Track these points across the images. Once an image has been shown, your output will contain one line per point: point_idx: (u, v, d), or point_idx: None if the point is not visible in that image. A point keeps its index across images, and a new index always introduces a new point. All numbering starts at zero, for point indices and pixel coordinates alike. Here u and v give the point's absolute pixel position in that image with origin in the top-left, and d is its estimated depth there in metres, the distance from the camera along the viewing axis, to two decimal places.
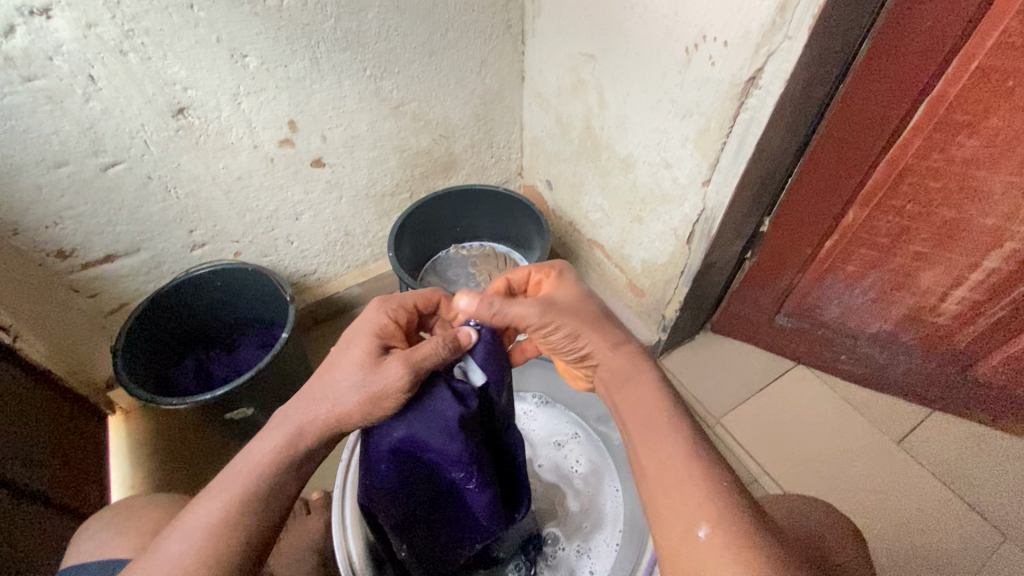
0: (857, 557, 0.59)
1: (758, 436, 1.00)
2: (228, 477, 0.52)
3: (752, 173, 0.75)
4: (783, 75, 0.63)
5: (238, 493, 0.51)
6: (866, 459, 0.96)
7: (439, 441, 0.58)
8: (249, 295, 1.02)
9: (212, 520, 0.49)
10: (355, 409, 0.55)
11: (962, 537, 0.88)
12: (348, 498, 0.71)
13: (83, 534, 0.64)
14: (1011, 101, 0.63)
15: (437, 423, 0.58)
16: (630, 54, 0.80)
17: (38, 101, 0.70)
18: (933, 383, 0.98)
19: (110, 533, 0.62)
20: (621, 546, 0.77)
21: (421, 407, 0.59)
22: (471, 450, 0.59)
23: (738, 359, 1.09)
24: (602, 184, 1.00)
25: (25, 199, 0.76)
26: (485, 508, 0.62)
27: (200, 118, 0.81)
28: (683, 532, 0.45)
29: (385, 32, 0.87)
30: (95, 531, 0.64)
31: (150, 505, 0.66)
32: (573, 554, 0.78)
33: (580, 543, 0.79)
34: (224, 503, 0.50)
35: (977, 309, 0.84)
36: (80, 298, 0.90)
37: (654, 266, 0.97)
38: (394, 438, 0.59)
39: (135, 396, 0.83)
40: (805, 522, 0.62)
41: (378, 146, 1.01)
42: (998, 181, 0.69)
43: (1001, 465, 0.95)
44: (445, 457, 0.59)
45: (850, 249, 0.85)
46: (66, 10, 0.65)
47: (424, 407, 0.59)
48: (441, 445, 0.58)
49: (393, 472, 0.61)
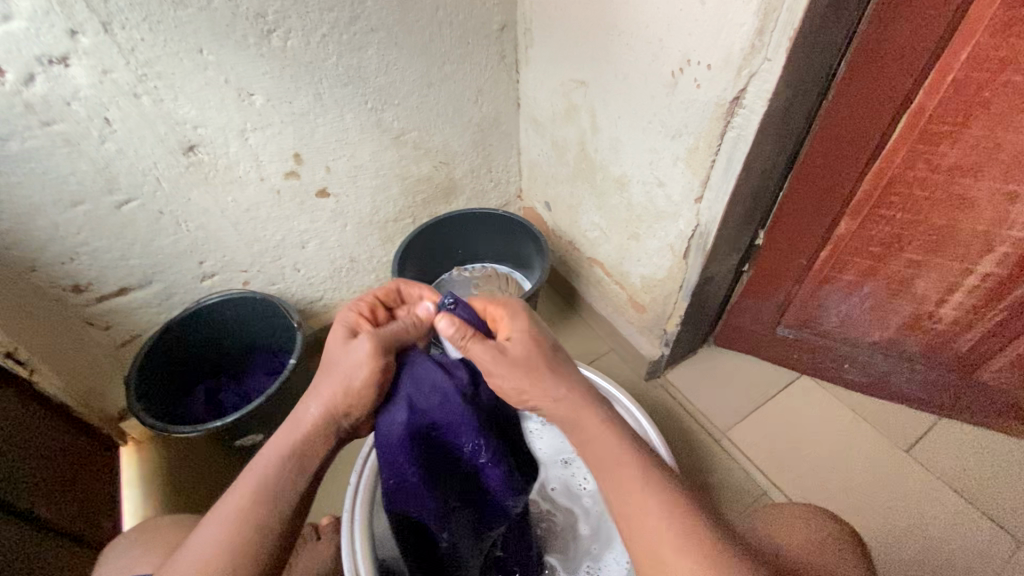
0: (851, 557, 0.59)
1: (766, 449, 0.99)
2: (237, 494, 0.49)
3: (742, 188, 0.77)
4: (765, 94, 0.65)
5: (247, 510, 0.48)
6: (876, 468, 0.96)
7: (447, 412, 0.61)
8: (258, 323, 1.04)
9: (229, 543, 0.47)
10: (325, 403, 0.55)
11: (978, 546, 0.87)
12: (357, 519, 0.73)
13: (102, 556, 0.66)
14: (987, 111, 0.65)
15: (443, 395, 0.60)
16: (619, 80, 0.83)
17: (56, 144, 0.73)
18: (939, 389, 0.97)
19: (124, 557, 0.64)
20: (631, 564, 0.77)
21: (422, 386, 0.60)
22: (480, 420, 0.62)
23: (742, 371, 1.09)
24: (599, 203, 1.02)
25: (43, 237, 0.79)
26: (500, 473, 0.66)
27: (210, 155, 0.85)
28: (644, 537, 0.46)
29: (385, 68, 0.91)
30: (116, 552, 0.65)
31: (162, 525, 0.68)
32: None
33: (589, 563, 0.80)
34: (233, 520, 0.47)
35: (975, 314, 0.85)
36: (94, 330, 0.93)
37: (653, 281, 0.98)
38: (405, 422, 0.59)
39: (147, 425, 0.85)
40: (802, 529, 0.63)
41: (380, 175, 1.04)
42: (983, 188, 0.71)
43: (1013, 471, 0.94)
44: (457, 430, 0.62)
45: (845, 258, 0.87)
46: (83, 58, 0.69)
47: (422, 381, 0.60)
48: (452, 416, 0.61)
49: (411, 457, 0.60)
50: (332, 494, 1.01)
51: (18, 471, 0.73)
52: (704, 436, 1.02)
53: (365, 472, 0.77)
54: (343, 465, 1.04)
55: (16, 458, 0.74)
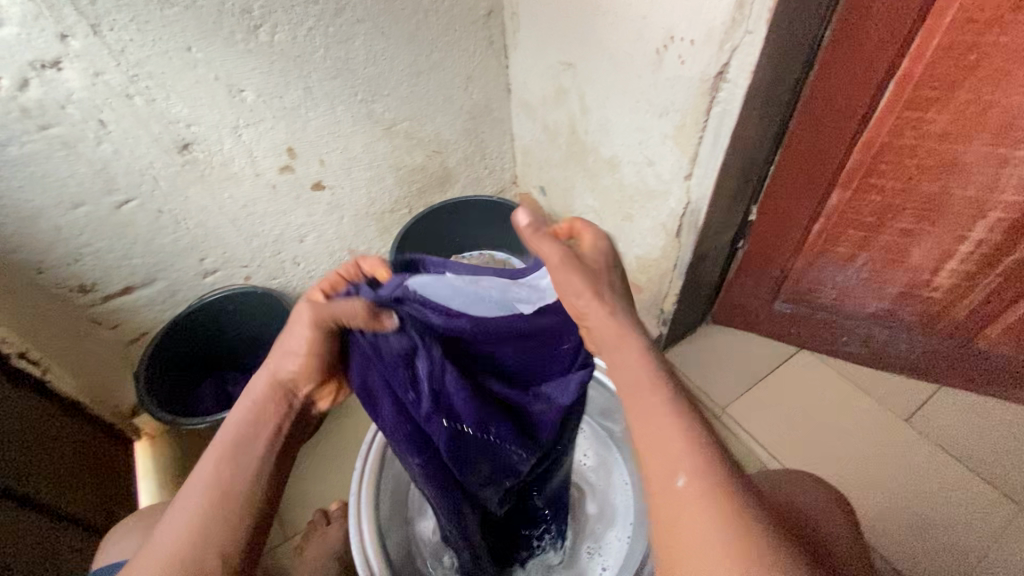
0: (838, 517, 0.62)
1: (766, 424, 1.00)
2: (191, 486, 0.49)
3: (731, 163, 0.77)
4: (749, 67, 0.65)
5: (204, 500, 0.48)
6: (875, 438, 0.97)
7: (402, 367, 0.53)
8: (261, 317, 1.06)
9: (205, 533, 0.47)
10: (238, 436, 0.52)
11: (976, 509, 0.88)
12: (365, 515, 0.75)
13: (112, 540, 0.68)
14: (974, 75, 0.65)
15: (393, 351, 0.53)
16: (605, 60, 0.83)
17: (54, 147, 0.75)
18: (937, 358, 0.98)
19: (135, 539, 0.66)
20: (631, 540, 0.79)
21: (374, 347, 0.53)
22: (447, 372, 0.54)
23: (742, 347, 1.10)
24: (592, 185, 1.02)
25: (47, 240, 0.81)
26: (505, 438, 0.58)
27: (205, 152, 0.86)
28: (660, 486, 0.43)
29: (373, 58, 0.92)
30: (125, 535, 0.67)
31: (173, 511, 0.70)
32: (584, 556, 0.81)
33: (590, 543, 0.81)
34: (191, 514, 0.48)
35: (971, 281, 0.85)
36: (102, 329, 0.95)
37: (648, 261, 0.99)
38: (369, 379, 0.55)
39: (158, 419, 0.88)
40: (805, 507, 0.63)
41: (374, 167, 1.05)
42: (973, 152, 0.71)
43: (1013, 436, 0.94)
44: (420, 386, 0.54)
45: (838, 231, 0.87)
46: (74, 61, 0.70)
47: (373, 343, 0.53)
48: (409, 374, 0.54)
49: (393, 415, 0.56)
50: (341, 481, 1.03)
51: (38, 469, 0.76)
52: (704, 413, 1.04)
53: (367, 466, 0.78)
54: (350, 453, 1.07)
55: (36, 457, 0.77)
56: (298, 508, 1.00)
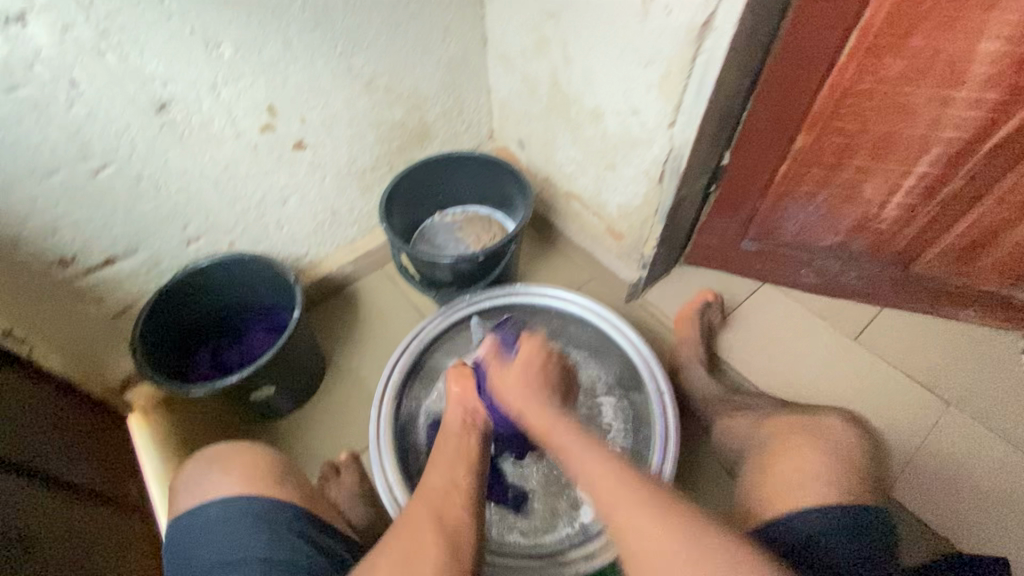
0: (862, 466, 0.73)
1: (737, 351, 1.12)
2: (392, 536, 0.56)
3: (712, 109, 0.82)
4: (735, 16, 0.69)
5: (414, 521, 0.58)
6: (828, 354, 1.10)
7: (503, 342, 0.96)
8: (252, 284, 1.04)
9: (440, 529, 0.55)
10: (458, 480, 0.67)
11: (909, 405, 1.04)
12: (384, 447, 0.89)
13: (186, 481, 0.66)
14: (928, 24, 0.71)
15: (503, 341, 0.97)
16: (590, 10, 0.85)
17: (24, 110, 0.70)
18: (880, 282, 1.10)
19: (214, 471, 0.65)
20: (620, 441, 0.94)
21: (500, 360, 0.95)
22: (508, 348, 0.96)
23: (711, 282, 1.21)
24: (575, 136, 1.06)
25: (22, 211, 0.77)
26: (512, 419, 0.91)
27: (183, 113, 0.83)
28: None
29: (352, 9, 0.89)
30: (199, 477, 0.64)
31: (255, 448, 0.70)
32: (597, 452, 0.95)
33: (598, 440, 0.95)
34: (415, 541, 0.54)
35: (913, 211, 0.96)
36: (85, 304, 0.92)
37: (631, 208, 1.05)
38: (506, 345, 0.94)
39: (163, 387, 0.86)
40: (864, 488, 0.66)
41: (355, 123, 1.04)
42: (922, 96, 0.79)
43: (938, 344, 1.11)
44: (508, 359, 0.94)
45: (801, 170, 0.95)
46: (41, 15, 0.66)
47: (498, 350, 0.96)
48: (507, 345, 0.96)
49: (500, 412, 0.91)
50: (350, 432, 1.08)
51: (56, 451, 0.77)
52: None
53: (383, 410, 0.92)
54: (355, 404, 1.11)
55: (55, 443, 0.78)
56: (306, 465, 1.05)
